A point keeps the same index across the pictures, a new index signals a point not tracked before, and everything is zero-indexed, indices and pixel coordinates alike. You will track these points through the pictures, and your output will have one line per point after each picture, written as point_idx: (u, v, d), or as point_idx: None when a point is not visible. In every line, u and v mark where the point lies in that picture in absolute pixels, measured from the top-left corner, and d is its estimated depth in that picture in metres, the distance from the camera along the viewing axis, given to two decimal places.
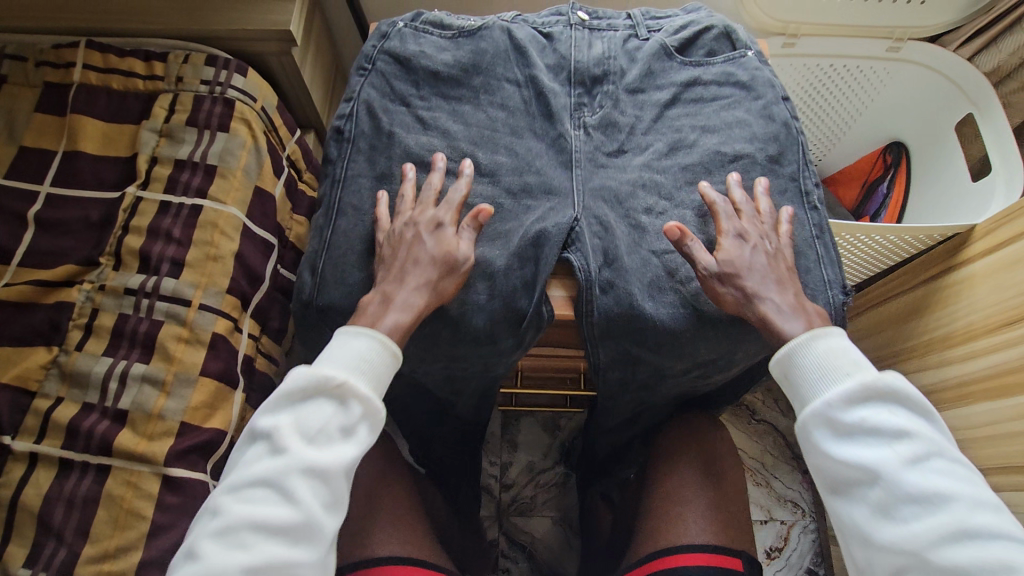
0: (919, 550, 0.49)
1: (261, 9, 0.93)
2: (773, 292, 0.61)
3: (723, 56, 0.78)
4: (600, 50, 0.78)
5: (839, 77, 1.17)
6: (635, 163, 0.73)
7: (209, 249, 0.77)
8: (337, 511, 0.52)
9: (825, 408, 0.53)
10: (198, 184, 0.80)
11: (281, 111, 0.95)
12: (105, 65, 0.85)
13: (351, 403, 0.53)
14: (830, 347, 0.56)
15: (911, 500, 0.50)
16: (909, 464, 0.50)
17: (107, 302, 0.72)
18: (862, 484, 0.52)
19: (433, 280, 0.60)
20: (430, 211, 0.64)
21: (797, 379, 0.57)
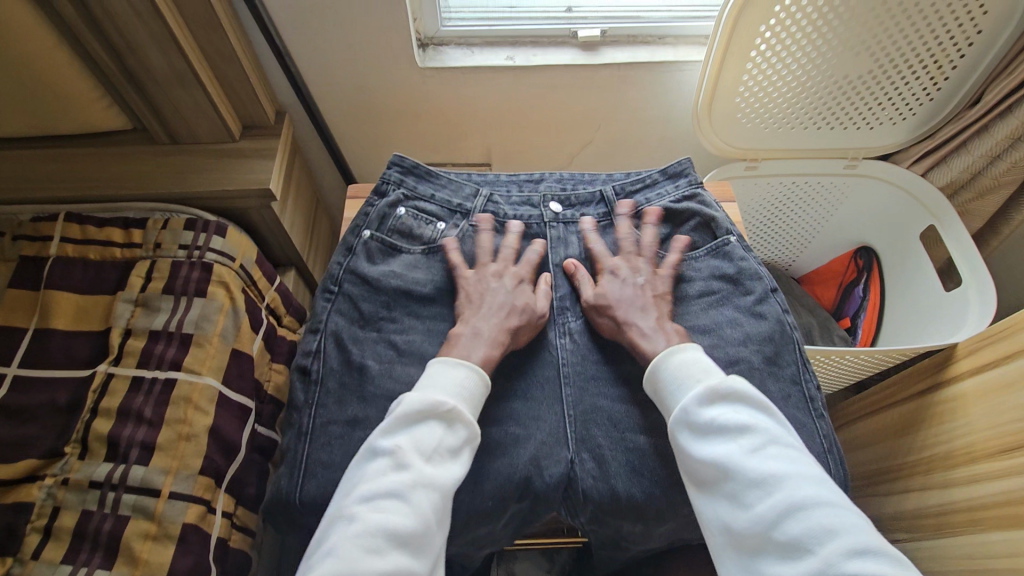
0: (769, 541, 0.52)
1: (244, 168, 0.96)
2: (643, 318, 0.71)
3: (705, 248, 0.81)
4: (576, 251, 0.81)
5: (802, 192, 1.21)
6: (626, 374, 0.72)
7: (182, 427, 0.74)
8: None
9: (680, 411, 0.61)
10: (173, 355, 0.78)
11: (262, 263, 0.94)
12: (82, 237, 0.85)
13: (444, 493, 0.55)
14: (683, 363, 0.64)
15: (754, 483, 0.54)
16: (775, 468, 0.54)
17: (70, 498, 0.68)
18: (714, 470, 0.56)
19: (513, 325, 0.71)
20: (512, 267, 0.77)
21: (663, 397, 0.65)
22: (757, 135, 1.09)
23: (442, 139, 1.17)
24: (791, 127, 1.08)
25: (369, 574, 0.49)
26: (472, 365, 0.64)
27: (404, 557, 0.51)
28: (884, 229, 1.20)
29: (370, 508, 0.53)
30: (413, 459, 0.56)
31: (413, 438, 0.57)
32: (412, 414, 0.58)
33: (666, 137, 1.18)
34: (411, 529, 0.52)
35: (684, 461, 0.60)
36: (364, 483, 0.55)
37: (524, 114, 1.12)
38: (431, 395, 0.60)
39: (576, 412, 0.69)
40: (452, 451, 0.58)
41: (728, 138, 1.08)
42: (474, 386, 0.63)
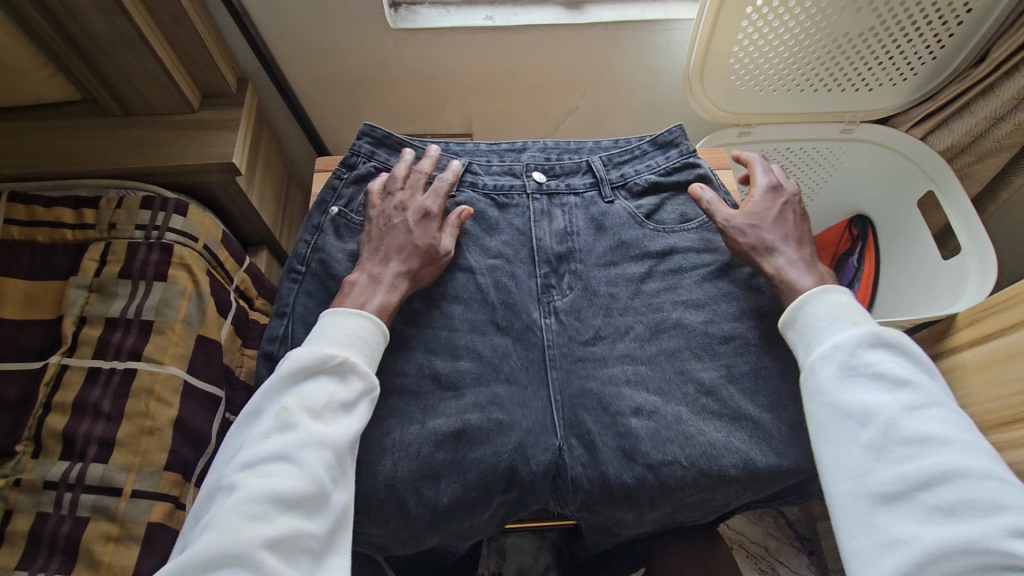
0: (911, 502, 0.49)
1: (204, 141, 0.89)
2: (788, 249, 0.66)
3: (697, 221, 0.75)
4: (561, 224, 0.75)
5: (797, 158, 1.17)
6: (615, 354, 0.68)
7: (145, 420, 0.69)
8: (304, 562, 0.50)
9: (830, 351, 0.57)
10: (132, 344, 0.73)
11: (228, 243, 0.89)
12: (29, 218, 0.79)
13: (336, 454, 0.53)
14: (830, 304, 0.60)
15: (908, 441, 0.51)
16: (926, 429, 0.51)
17: (23, 500, 0.63)
18: (859, 416, 0.53)
19: (413, 268, 0.66)
20: (418, 198, 0.70)
21: (802, 333, 0.60)
22: (752, 99, 1.03)
23: (422, 107, 1.10)
24: (786, 91, 1.02)
25: (254, 543, 0.48)
26: (373, 317, 0.60)
27: (295, 521, 0.50)
28: (881, 195, 1.17)
29: (255, 474, 0.51)
30: (299, 420, 0.53)
31: (301, 396, 0.55)
32: (301, 372, 0.56)
33: (657, 103, 1.12)
34: (306, 493, 0.51)
35: (815, 402, 0.57)
36: (249, 447, 0.53)
37: (507, 76, 1.05)
38: (330, 351, 0.57)
39: (563, 396, 0.65)
40: (346, 406, 0.56)
41: (721, 103, 1.03)
42: (371, 333, 0.59)
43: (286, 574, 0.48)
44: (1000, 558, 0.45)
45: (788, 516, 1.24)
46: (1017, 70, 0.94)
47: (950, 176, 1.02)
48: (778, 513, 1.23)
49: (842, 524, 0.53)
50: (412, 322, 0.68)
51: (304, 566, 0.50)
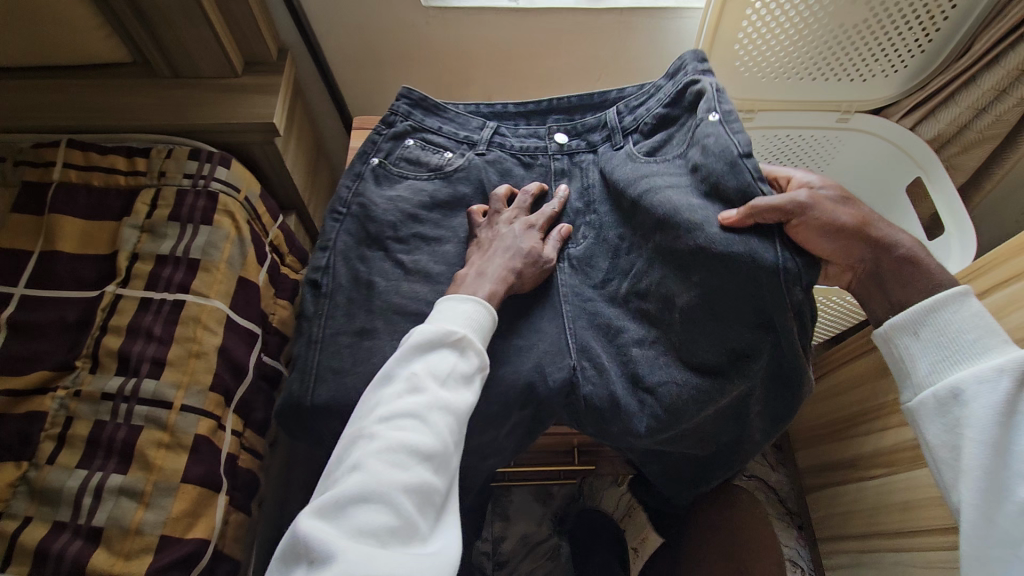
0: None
1: (246, 103, 0.96)
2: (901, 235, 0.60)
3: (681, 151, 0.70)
4: (578, 183, 0.80)
5: (795, 145, 1.24)
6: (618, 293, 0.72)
7: (192, 345, 0.75)
8: (431, 516, 0.53)
9: (977, 372, 0.57)
10: (180, 279, 0.79)
11: (265, 198, 0.95)
12: (85, 163, 0.85)
13: (460, 417, 0.56)
14: (967, 315, 0.59)
15: None
16: None
17: (82, 408, 0.69)
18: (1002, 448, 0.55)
19: (518, 266, 0.70)
20: (524, 215, 0.75)
21: (945, 345, 0.60)
22: (755, 85, 1.11)
23: (445, 85, 1.18)
24: (788, 79, 1.10)
25: (394, 485, 0.50)
26: (487, 301, 0.64)
27: (429, 477, 0.52)
28: (872, 181, 1.24)
29: (394, 427, 0.53)
30: (427, 383, 0.56)
31: (428, 363, 0.58)
32: (428, 343, 0.59)
33: None
34: (438, 451, 0.53)
35: (945, 423, 0.59)
36: (381, 405, 0.56)
37: (527, 57, 1.12)
38: (455, 326, 0.60)
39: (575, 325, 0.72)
40: (466, 379, 0.59)
41: (727, 88, 1.10)
42: (483, 318, 0.63)
43: (416, 520, 0.51)
44: None
45: None
46: (997, 62, 1.02)
47: (931, 156, 1.11)
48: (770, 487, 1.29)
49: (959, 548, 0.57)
50: (441, 260, 0.75)
51: (430, 518, 0.52)
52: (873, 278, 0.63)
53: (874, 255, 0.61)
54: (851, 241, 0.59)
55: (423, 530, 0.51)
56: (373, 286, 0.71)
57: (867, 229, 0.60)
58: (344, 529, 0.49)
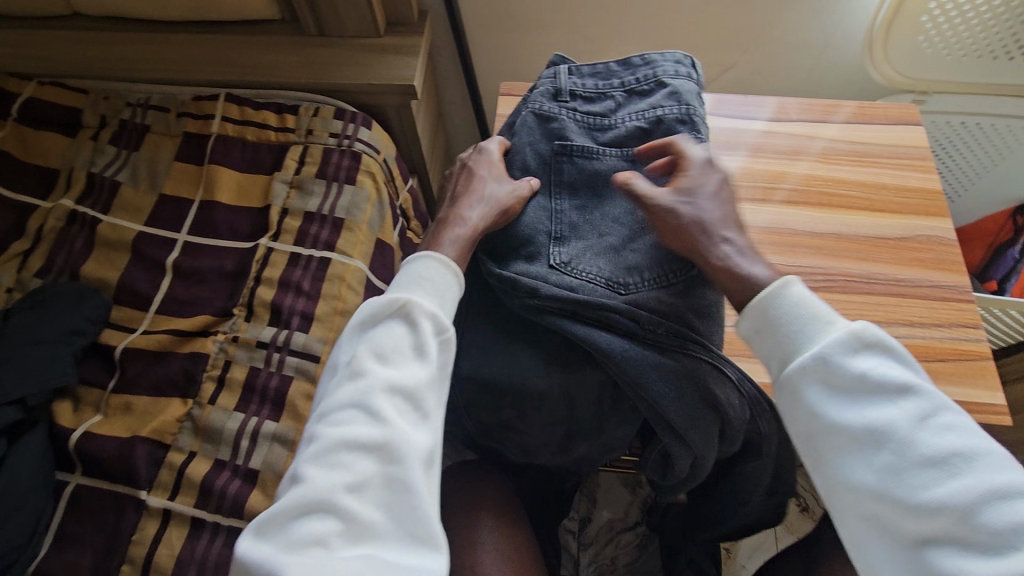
0: (949, 532, 0.41)
1: (386, 64, 0.95)
2: (732, 236, 0.58)
3: (575, 138, 0.70)
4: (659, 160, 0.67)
5: (977, 135, 1.08)
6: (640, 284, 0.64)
7: (337, 303, 0.76)
8: (395, 497, 0.48)
9: (805, 359, 0.48)
10: (327, 237, 0.81)
11: (399, 162, 0.95)
12: (241, 118, 0.88)
13: (405, 392, 0.52)
14: (794, 303, 0.50)
15: (930, 461, 0.43)
16: (919, 423, 0.44)
17: (239, 354, 0.72)
18: (868, 433, 0.45)
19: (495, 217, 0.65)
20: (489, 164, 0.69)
21: (790, 334, 0.50)
22: (936, 65, 0.97)
23: (576, 53, 1.12)
24: (980, 56, 0.95)
25: (335, 487, 0.47)
26: (432, 253, 0.59)
27: (373, 466, 0.49)
28: None
29: (330, 423, 0.51)
30: (367, 364, 0.53)
31: (371, 341, 0.54)
32: (372, 316, 0.56)
33: (819, 65, 1.09)
34: (386, 433, 0.49)
35: (803, 407, 0.48)
36: (329, 397, 0.53)
37: (669, 23, 1.04)
38: (394, 294, 0.56)
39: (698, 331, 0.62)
40: (409, 350, 0.54)
41: (900, 67, 0.98)
42: (437, 274, 0.58)
43: (365, 514, 0.47)
44: None
45: None
46: None
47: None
48: None
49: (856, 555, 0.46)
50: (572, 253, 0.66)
51: (392, 498, 0.48)
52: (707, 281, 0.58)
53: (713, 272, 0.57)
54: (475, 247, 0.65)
55: (374, 521, 0.47)
56: (515, 292, 0.63)
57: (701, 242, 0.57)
58: (287, 536, 0.47)
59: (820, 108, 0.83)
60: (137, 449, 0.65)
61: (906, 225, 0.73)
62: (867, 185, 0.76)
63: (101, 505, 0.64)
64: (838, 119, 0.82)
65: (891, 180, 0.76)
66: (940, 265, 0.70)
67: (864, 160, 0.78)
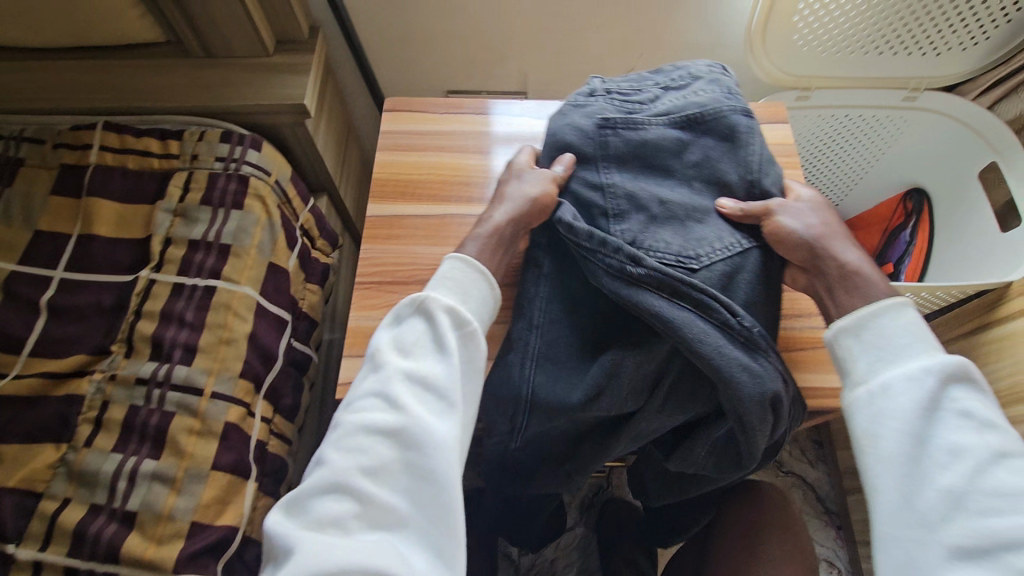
0: (995, 562, 0.41)
1: (276, 83, 0.93)
2: (848, 248, 0.58)
3: (620, 120, 0.66)
4: (718, 133, 0.63)
5: (855, 127, 1.15)
6: (718, 254, 0.58)
7: (222, 332, 0.75)
8: (418, 489, 0.47)
9: (908, 369, 0.48)
10: (212, 264, 0.79)
11: (296, 181, 0.94)
12: (121, 146, 0.85)
13: (430, 386, 0.50)
14: (907, 322, 0.51)
15: (993, 493, 0.43)
16: (995, 456, 0.44)
17: (118, 392, 0.70)
18: (940, 453, 0.45)
19: (521, 214, 0.63)
20: (519, 169, 0.69)
21: (876, 350, 0.51)
22: (814, 61, 1.02)
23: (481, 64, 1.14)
24: (852, 52, 1.01)
25: (351, 471, 0.47)
26: (460, 255, 0.58)
27: (394, 454, 0.47)
28: (934, 166, 1.14)
29: (353, 410, 0.50)
30: (389, 356, 0.52)
31: (397, 335, 0.54)
32: (399, 314, 0.55)
33: (713, 64, 1.12)
34: (404, 421, 0.48)
35: (880, 418, 0.48)
36: (356, 388, 0.52)
37: (564, 25, 1.06)
38: (418, 293, 0.55)
39: (762, 300, 0.57)
40: (433, 343, 0.52)
41: (783, 64, 1.02)
42: (460, 274, 0.57)
43: (386, 501, 0.46)
44: None
45: (816, 488, 1.25)
46: None
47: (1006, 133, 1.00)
48: (806, 484, 1.25)
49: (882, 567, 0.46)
50: (675, 232, 0.59)
51: (416, 492, 0.47)
52: (827, 286, 0.57)
53: (819, 274, 0.58)
54: (505, 245, 0.62)
55: (393, 509, 0.46)
56: (607, 259, 0.57)
57: (823, 241, 0.58)
58: (307, 515, 0.47)
59: None
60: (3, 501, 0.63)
61: None
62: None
63: None
64: None
65: None
66: None
67: None
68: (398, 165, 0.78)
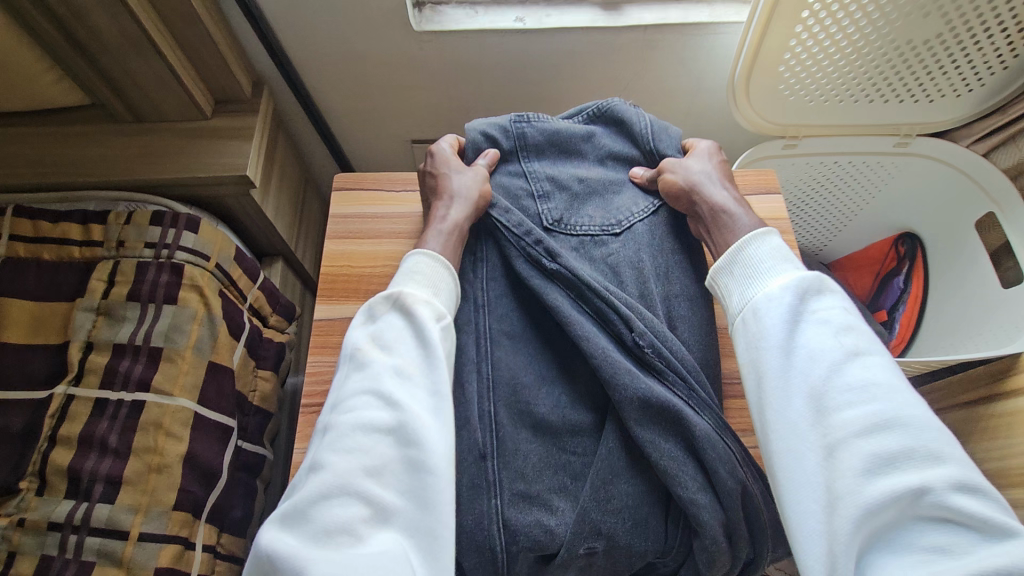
0: (849, 448, 0.44)
1: (215, 150, 0.84)
2: (722, 189, 0.67)
3: (535, 138, 0.74)
4: (614, 156, 0.75)
5: (845, 171, 1.09)
6: (624, 259, 0.67)
7: (152, 457, 0.65)
8: (415, 482, 0.47)
9: (767, 289, 0.52)
10: (140, 373, 0.69)
11: (242, 258, 0.84)
12: (35, 234, 0.75)
13: (417, 380, 0.51)
14: (771, 247, 0.56)
15: (850, 387, 0.45)
16: (851, 355, 0.47)
17: (27, 540, 0.60)
18: (805, 359, 0.48)
19: (474, 204, 0.66)
20: (452, 160, 0.71)
21: (744, 277, 0.55)
22: (802, 110, 0.96)
23: (448, 113, 1.06)
24: (841, 100, 0.95)
25: (353, 472, 0.46)
26: (426, 251, 0.61)
27: (389, 449, 0.48)
28: (931, 211, 1.08)
29: (345, 409, 0.50)
30: (374, 356, 0.52)
31: (376, 333, 0.54)
32: (374, 310, 0.56)
33: (695, 109, 1.05)
34: (400, 416, 0.48)
35: (756, 347, 0.51)
36: (341, 389, 0.52)
37: (535, 74, 0.98)
38: (392, 289, 0.56)
39: (679, 249, 0.69)
40: (408, 339, 0.53)
41: (769, 113, 0.96)
42: (430, 268, 0.59)
43: (385, 498, 0.46)
44: (941, 510, 0.40)
45: None
46: None
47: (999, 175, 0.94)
48: None
49: (776, 482, 0.47)
50: (588, 239, 0.69)
51: (413, 485, 0.47)
52: (708, 225, 0.65)
53: (701, 217, 0.66)
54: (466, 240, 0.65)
55: (393, 505, 0.46)
56: (523, 248, 0.65)
57: (700, 189, 0.66)
58: (307, 528, 0.45)
59: None
60: None
61: None
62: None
63: None
64: None
65: None
66: None
67: None
68: (351, 256, 0.70)
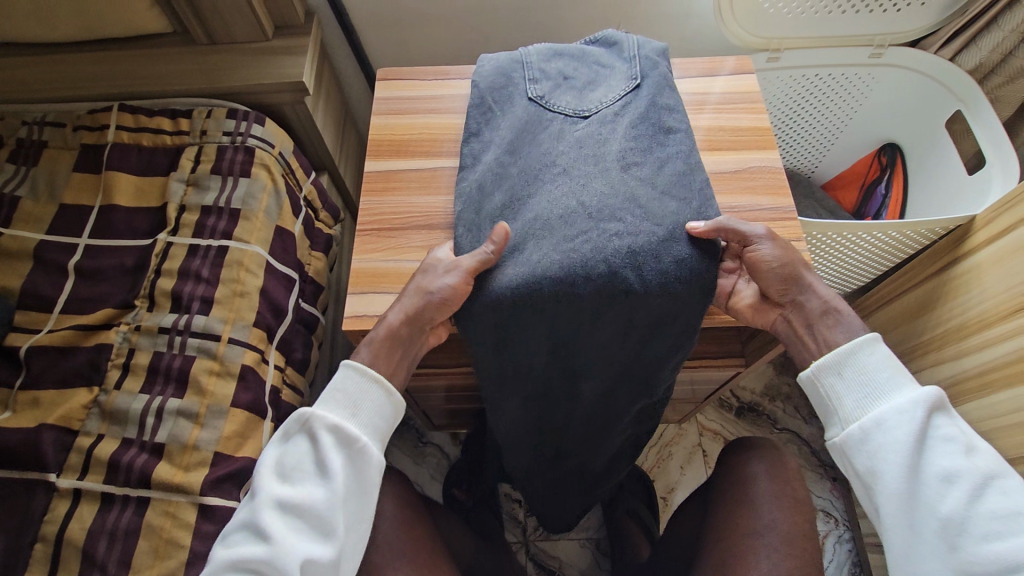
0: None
1: (274, 63, 0.99)
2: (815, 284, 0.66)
3: (520, 64, 0.82)
4: (601, 62, 0.82)
5: (827, 85, 1.20)
6: (581, 142, 0.72)
7: (235, 285, 0.81)
8: None
9: (892, 404, 0.59)
10: (224, 227, 0.85)
11: (298, 155, 0.99)
12: (135, 125, 0.91)
13: (307, 511, 0.58)
14: (881, 355, 0.62)
15: (994, 515, 0.55)
16: (985, 477, 0.56)
17: (142, 341, 0.77)
18: (940, 485, 0.57)
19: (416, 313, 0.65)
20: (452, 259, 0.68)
21: (858, 386, 0.61)
22: (782, 23, 1.08)
23: (472, 45, 1.22)
24: (816, 14, 1.07)
25: None
26: (353, 364, 0.63)
27: None
28: (909, 118, 1.19)
29: (227, 543, 0.59)
30: (270, 482, 0.60)
31: (282, 458, 0.61)
32: (286, 432, 0.62)
33: (690, 35, 1.20)
34: (270, 555, 0.56)
35: (892, 462, 0.58)
36: (242, 511, 0.60)
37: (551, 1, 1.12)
38: (303, 411, 0.62)
39: (642, 126, 0.73)
40: (304, 475, 0.60)
41: (752, 29, 1.08)
42: (350, 386, 0.63)
43: None
44: None
45: (811, 443, 1.27)
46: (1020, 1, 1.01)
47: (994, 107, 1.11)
48: (801, 440, 1.27)
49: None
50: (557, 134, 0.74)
51: None
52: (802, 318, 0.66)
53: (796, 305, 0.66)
54: (404, 344, 0.65)
55: None
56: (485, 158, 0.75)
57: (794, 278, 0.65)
58: None
59: (705, 64, 0.92)
60: (44, 435, 0.69)
61: (737, 160, 0.82)
62: (706, 130, 0.85)
63: (12, 492, 0.68)
64: (691, 76, 0.90)
65: (726, 123, 0.85)
66: (767, 192, 0.79)
67: (704, 108, 0.87)
68: (392, 127, 0.85)
